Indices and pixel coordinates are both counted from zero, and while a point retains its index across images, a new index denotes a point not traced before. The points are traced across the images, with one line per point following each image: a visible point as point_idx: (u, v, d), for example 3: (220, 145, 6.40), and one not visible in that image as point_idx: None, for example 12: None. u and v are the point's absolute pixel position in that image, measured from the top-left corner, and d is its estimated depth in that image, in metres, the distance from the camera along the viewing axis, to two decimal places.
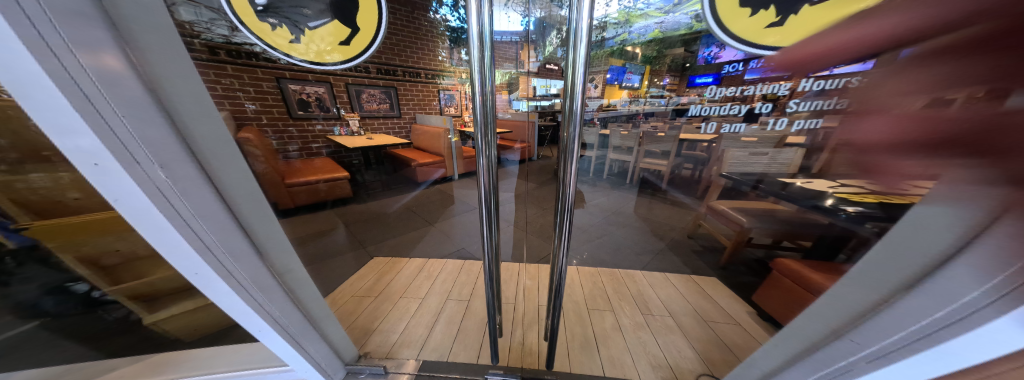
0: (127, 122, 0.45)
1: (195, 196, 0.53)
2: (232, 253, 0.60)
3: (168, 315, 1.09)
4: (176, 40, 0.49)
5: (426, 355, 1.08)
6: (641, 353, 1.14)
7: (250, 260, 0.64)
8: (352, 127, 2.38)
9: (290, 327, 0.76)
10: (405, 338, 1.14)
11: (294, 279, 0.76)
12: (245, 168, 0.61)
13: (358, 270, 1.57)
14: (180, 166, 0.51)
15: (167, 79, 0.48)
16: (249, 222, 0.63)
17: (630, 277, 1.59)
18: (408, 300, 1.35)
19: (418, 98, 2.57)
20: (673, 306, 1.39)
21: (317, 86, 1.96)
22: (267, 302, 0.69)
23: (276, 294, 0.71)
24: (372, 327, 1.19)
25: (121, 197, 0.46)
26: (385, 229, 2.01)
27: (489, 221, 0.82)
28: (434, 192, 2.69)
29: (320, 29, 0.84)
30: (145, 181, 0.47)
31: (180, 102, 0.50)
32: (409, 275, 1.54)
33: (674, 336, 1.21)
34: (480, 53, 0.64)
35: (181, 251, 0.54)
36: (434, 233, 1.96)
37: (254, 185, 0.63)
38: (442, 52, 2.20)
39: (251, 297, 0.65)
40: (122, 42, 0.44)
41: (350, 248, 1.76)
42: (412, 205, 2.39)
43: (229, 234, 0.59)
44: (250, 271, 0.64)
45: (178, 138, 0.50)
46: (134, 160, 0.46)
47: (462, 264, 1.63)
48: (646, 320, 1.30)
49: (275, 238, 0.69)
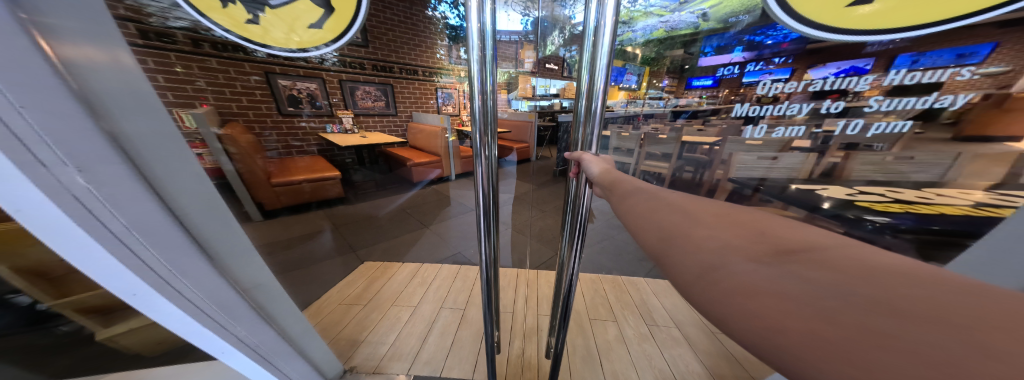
0: (27, 113, 0.34)
1: (132, 205, 0.44)
2: (185, 272, 0.51)
3: (129, 329, 0.95)
4: (92, 10, 0.39)
5: (417, 369, 1.00)
6: (646, 367, 1.08)
7: (207, 277, 0.55)
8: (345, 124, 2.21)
9: (260, 346, 0.68)
10: (394, 351, 1.07)
11: (263, 291, 0.68)
12: (196, 169, 0.52)
13: (347, 276, 1.49)
14: (108, 169, 0.40)
15: (81, 59, 0.38)
16: (203, 232, 0.54)
17: (633, 285, 1.53)
18: (399, 309, 1.28)
19: (415, 95, 2.43)
20: (679, 316, 1.33)
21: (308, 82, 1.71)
22: (231, 322, 0.60)
23: (242, 312, 0.62)
24: (359, 338, 1.11)
25: (25, 208, 0.36)
26: (379, 232, 1.94)
27: (486, 228, 0.74)
28: (430, 193, 2.61)
29: (290, 11, 0.73)
30: (58, 190, 0.37)
31: (107, 89, 0.40)
32: (401, 281, 1.46)
33: (682, 349, 1.15)
34: (481, 50, 0.57)
35: (113, 273, 0.44)
36: (429, 236, 1.88)
37: (209, 188, 0.54)
38: (441, 50, 2.05)
39: (211, 319, 0.57)
40: (17, 9, 0.33)
41: (340, 252, 1.68)
42: (407, 206, 2.31)
43: (179, 248, 0.50)
44: (208, 290, 0.55)
45: (105, 134, 0.40)
46: (40, 162, 0.35)
47: (457, 270, 1.55)
48: (651, 331, 1.24)
49: (238, 247, 0.61)
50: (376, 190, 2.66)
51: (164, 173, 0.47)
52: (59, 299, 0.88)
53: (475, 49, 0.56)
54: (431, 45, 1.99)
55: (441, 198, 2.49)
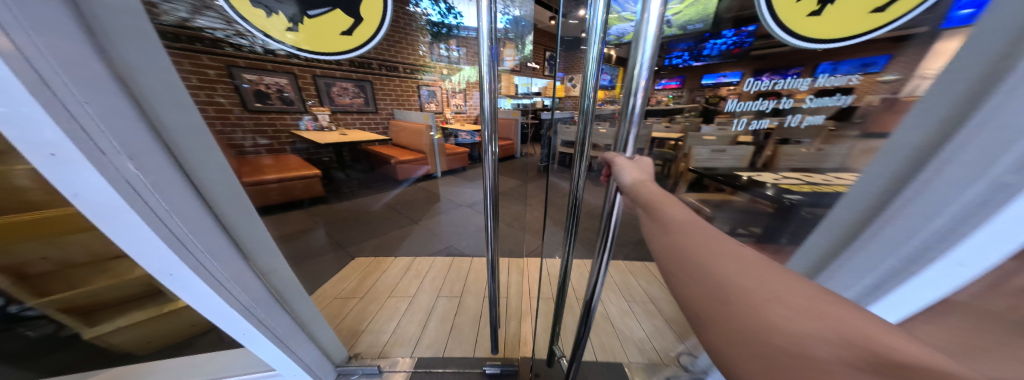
0: (94, 113, 0.44)
1: (169, 192, 0.53)
2: (212, 253, 0.60)
3: (114, 329, 0.99)
4: (151, 35, 0.49)
5: (420, 352, 1.06)
6: (628, 338, 1.22)
7: (231, 259, 0.64)
8: (321, 121, 2.23)
9: (277, 329, 0.76)
10: (396, 338, 1.12)
11: (279, 278, 0.76)
12: (223, 163, 0.61)
13: (339, 271, 1.50)
14: (151, 158, 0.50)
15: (134, 70, 0.47)
16: (230, 219, 0.63)
17: (615, 267, 1.69)
18: (397, 299, 1.32)
19: (397, 92, 2.54)
20: (654, 293, 1.50)
21: (278, 77, 1.91)
22: (252, 304, 0.69)
23: (259, 294, 0.71)
24: (360, 328, 1.15)
25: (82, 192, 0.46)
26: (368, 229, 1.94)
27: (492, 213, 0.83)
28: (418, 190, 2.61)
29: (319, 18, 0.83)
30: (113, 174, 0.47)
31: (153, 95, 0.49)
32: (395, 275, 1.49)
33: (657, 321, 1.32)
34: (487, 54, 0.66)
35: (153, 247, 0.54)
36: (419, 231, 1.92)
37: (234, 182, 0.64)
38: (422, 46, 2.16)
39: (234, 298, 0.65)
40: (92, 35, 0.43)
41: (330, 249, 1.67)
42: (396, 203, 2.32)
43: (208, 231, 0.59)
44: (232, 270, 0.65)
45: (151, 130, 0.50)
46: (101, 151, 0.45)
47: (451, 261, 1.62)
48: (630, 307, 1.39)
49: (259, 237, 0.70)
50: (360, 189, 2.62)
51: (197, 166, 0.56)
52: (41, 299, 0.91)
53: (486, 49, 0.65)
54: (413, 44, 2.09)
55: (429, 195, 2.51)
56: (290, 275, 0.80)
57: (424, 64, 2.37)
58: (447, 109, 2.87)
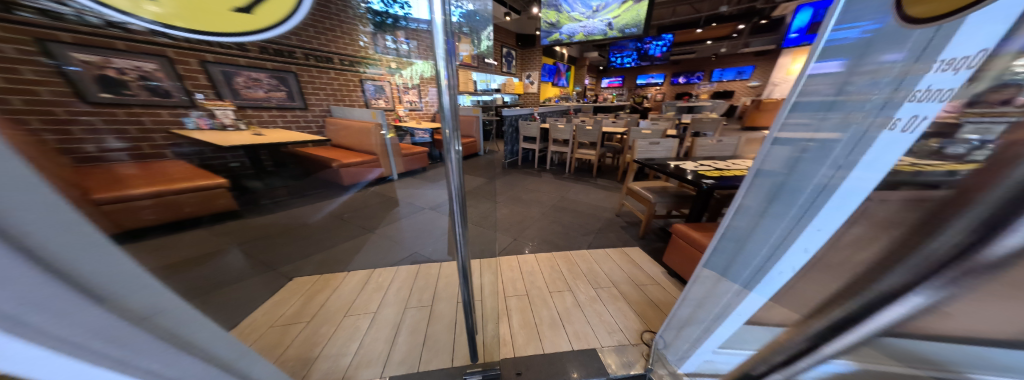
0: None
1: None
2: (31, 300, 0.40)
3: None
4: None
5: (391, 370, 0.98)
6: (598, 322, 1.28)
7: (78, 306, 0.43)
8: (221, 118, 1.55)
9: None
10: (361, 358, 1.01)
11: (173, 319, 0.55)
12: (21, 166, 0.40)
13: (271, 298, 1.27)
14: None
15: None
16: (56, 250, 0.42)
17: (580, 257, 1.78)
18: (356, 317, 1.19)
19: (332, 87, 1.98)
20: (616, 277, 1.61)
21: (144, 61, 1.11)
22: (138, 356, 0.50)
23: (146, 343, 0.51)
24: (312, 355, 1.01)
25: None
26: (310, 242, 1.71)
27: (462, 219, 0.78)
28: (373, 196, 2.41)
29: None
30: None
31: None
32: (350, 290, 1.34)
33: (620, 303, 1.41)
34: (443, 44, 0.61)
35: None
36: (375, 240, 1.76)
37: (50, 193, 0.42)
38: (362, 36, 1.84)
39: (99, 355, 0.46)
40: None
41: (256, 272, 1.42)
42: (344, 212, 2.09)
43: (57, 297, 0.41)
44: (83, 324, 0.44)
45: None
46: None
47: (417, 269, 1.51)
48: (598, 293, 1.47)
49: (122, 272, 0.49)
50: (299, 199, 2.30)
51: None
52: None
53: (441, 43, 0.61)
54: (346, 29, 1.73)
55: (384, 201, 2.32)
56: (189, 311, 0.59)
57: (365, 56, 1.98)
58: (399, 107, 2.46)
